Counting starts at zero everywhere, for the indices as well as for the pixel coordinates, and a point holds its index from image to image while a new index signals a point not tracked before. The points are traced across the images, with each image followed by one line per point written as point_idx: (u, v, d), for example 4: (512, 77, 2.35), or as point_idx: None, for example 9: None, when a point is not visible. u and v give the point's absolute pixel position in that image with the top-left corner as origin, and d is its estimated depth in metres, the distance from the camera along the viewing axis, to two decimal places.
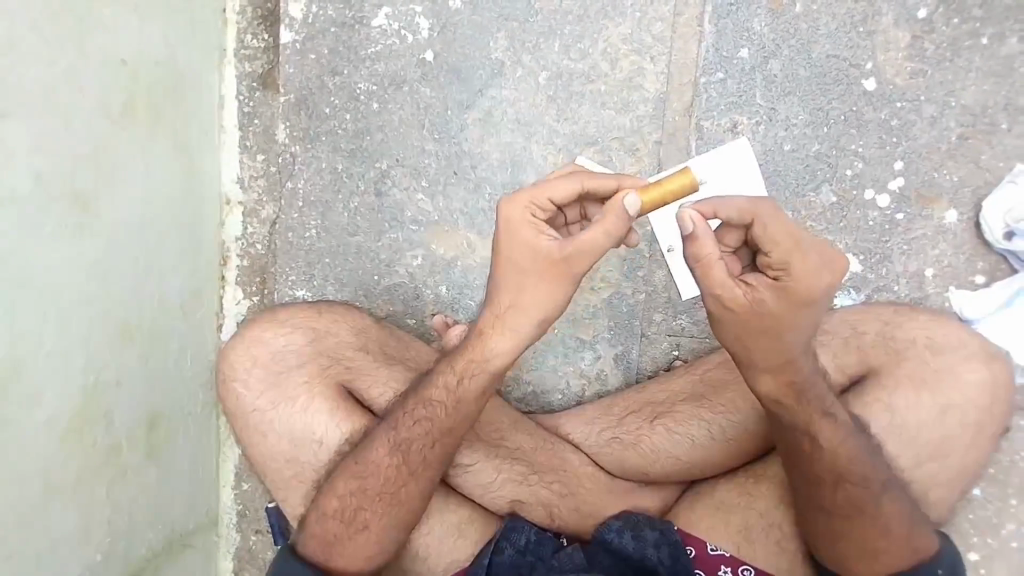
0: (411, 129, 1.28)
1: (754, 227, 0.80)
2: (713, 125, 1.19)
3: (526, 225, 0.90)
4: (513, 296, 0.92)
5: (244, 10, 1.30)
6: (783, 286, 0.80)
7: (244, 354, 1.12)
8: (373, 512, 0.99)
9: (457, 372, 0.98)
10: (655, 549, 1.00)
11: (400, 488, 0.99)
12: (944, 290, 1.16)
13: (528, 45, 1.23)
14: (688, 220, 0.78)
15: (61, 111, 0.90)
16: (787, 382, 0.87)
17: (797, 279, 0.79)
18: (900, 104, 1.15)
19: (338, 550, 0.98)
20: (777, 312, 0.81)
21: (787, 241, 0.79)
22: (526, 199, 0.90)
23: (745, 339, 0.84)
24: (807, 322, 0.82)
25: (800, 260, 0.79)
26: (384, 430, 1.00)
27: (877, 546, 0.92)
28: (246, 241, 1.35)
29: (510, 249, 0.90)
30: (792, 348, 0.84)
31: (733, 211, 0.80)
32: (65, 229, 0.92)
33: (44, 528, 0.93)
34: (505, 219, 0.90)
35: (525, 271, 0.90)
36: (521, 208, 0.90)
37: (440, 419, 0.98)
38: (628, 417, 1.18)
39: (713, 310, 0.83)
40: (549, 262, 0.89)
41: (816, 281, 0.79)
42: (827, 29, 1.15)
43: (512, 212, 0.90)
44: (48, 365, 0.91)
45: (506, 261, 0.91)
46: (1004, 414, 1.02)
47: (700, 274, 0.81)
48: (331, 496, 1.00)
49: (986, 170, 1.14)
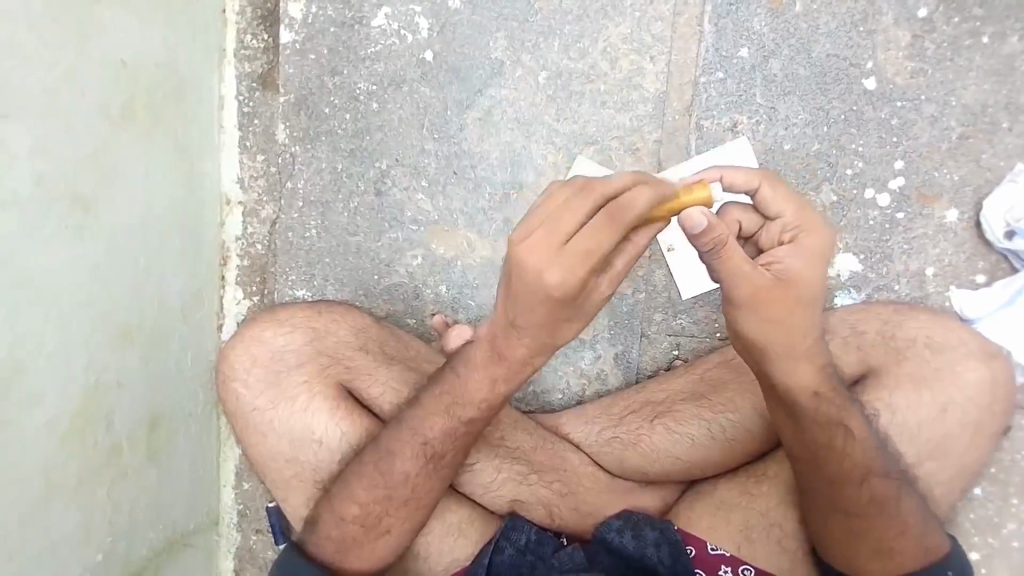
0: (410, 129, 1.28)
1: (762, 190, 0.85)
2: (713, 124, 1.19)
3: (573, 292, 0.81)
4: (549, 338, 0.88)
5: (244, 10, 1.30)
6: (800, 245, 0.84)
7: (244, 354, 1.12)
8: (397, 517, 1.00)
9: (495, 390, 0.95)
10: (655, 548, 1.00)
11: (427, 493, 1.00)
12: (945, 289, 1.16)
13: (528, 44, 1.23)
14: (699, 215, 0.76)
15: (61, 113, 0.90)
16: (798, 372, 0.87)
17: (812, 235, 0.84)
18: (900, 103, 1.14)
19: (356, 552, 0.99)
20: (802, 273, 0.82)
21: (794, 200, 0.86)
22: (571, 263, 0.78)
23: (773, 317, 0.83)
24: (824, 281, 0.85)
25: (807, 217, 0.85)
26: (409, 440, 0.99)
27: (893, 545, 0.91)
28: (246, 242, 1.36)
29: (549, 310, 0.84)
30: (815, 318, 0.85)
31: (740, 175, 0.86)
32: (66, 229, 0.92)
33: (44, 529, 0.93)
34: (548, 287, 0.80)
35: (564, 322, 0.86)
36: (569, 277, 0.79)
37: (479, 427, 0.99)
38: (628, 416, 1.18)
39: (740, 295, 0.82)
40: (592, 307, 0.85)
41: (823, 234, 0.84)
42: (827, 28, 1.15)
43: (553, 281, 0.79)
44: (48, 367, 0.91)
45: (546, 319, 0.85)
46: (1004, 413, 1.02)
47: (722, 256, 0.80)
48: (351, 502, 1.00)
49: (986, 170, 1.14)
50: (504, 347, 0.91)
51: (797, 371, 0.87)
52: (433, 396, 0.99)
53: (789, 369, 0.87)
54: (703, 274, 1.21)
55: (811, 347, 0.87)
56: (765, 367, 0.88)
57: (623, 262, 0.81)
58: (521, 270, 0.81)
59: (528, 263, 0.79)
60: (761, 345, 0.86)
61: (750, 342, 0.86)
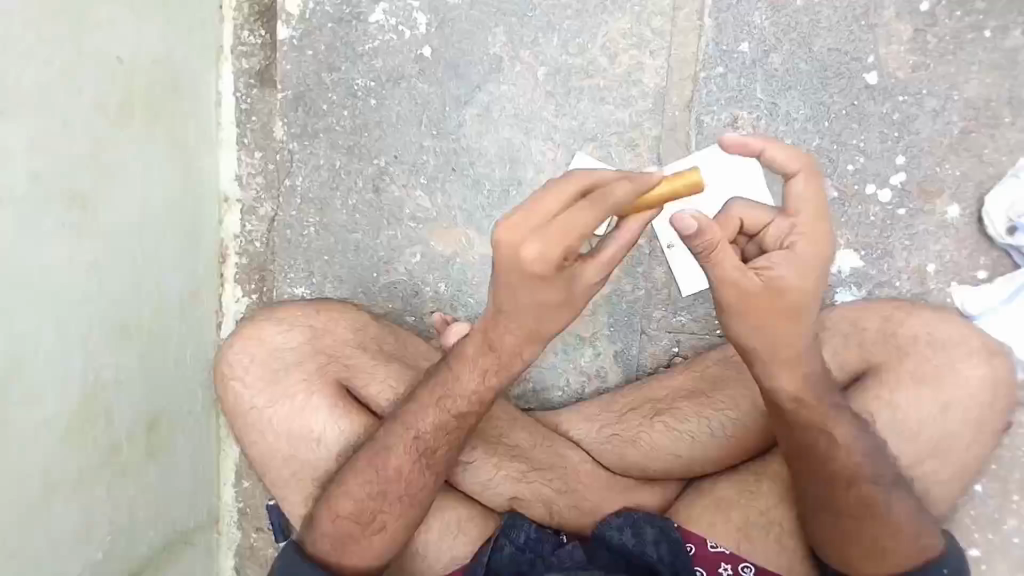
0: (409, 125, 1.27)
1: (793, 180, 0.81)
2: (713, 120, 1.18)
3: (552, 270, 0.81)
4: (536, 324, 0.90)
5: (241, 5, 1.29)
6: (800, 255, 0.80)
7: (243, 352, 1.12)
8: (392, 513, 0.99)
9: (489, 386, 0.97)
10: (654, 546, 1.00)
11: (418, 490, 1.00)
12: (946, 285, 1.16)
13: (527, 39, 1.22)
14: (688, 220, 0.75)
15: (58, 111, 0.90)
16: (800, 381, 0.88)
17: (812, 249, 0.81)
18: (902, 98, 1.14)
19: (352, 549, 0.99)
20: (794, 284, 0.80)
21: (815, 200, 0.81)
22: (554, 239, 0.77)
23: (757, 323, 0.83)
24: (819, 293, 0.82)
25: (815, 227, 0.81)
26: (402, 434, 0.99)
27: (887, 546, 0.91)
28: (245, 239, 1.35)
29: (532, 291, 0.84)
30: (804, 328, 0.84)
31: (782, 154, 0.79)
32: (63, 228, 0.92)
33: (44, 529, 0.93)
34: (528, 264, 0.79)
35: (550, 304, 0.86)
36: (550, 255, 0.78)
37: (472, 423, 1.00)
38: (628, 413, 1.18)
39: (728, 302, 0.82)
40: (577, 291, 0.86)
41: (826, 250, 0.81)
42: (828, 22, 1.14)
43: (531, 258, 0.79)
44: (46, 366, 0.90)
45: (531, 301, 0.86)
46: (1005, 410, 1.02)
47: (713, 258, 0.79)
48: (347, 500, 0.99)
49: (988, 165, 1.13)
50: (496, 340, 0.93)
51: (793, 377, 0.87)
52: (427, 390, 1.00)
53: (772, 374, 0.87)
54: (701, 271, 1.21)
55: (798, 356, 0.86)
56: (753, 370, 0.89)
57: (614, 248, 0.83)
58: (500, 250, 0.80)
59: (507, 242, 0.79)
60: (746, 347, 0.86)
61: (740, 348, 0.87)
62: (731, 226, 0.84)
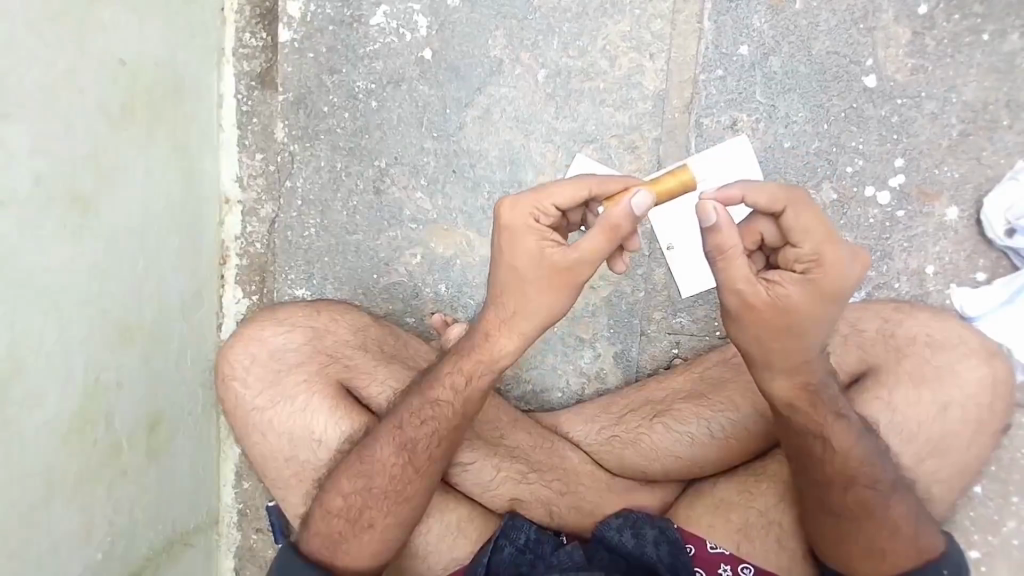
0: (409, 127, 1.27)
1: (785, 215, 0.79)
2: (713, 122, 1.19)
3: (524, 232, 0.87)
4: (513, 303, 0.91)
5: (243, 8, 1.30)
6: (811, 279, 0.79)
7: (243, 353, 1.12)
8: (379, 510, 0.99)
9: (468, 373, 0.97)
10: (654, 547, 1.00)
11: (405, 486, 0.99)
12: (945, 288, 1.16)
13: (527, 42, 1.22)
14: (711, 211, 0.75)
15: (61, 111, 0.90)
16: (799, 385, 0.88)
17: (827, 271, 0.79)
18: (900, 100, 1.14)
19: (344, 547, 0.98)
20: (802, 305, 0.80)
21: (817, 230, 0.79)
22: (528, 195, 0.87)
23: (760, 334, 0.83)
24: (829, 317, 0.81)
25: (828, 251, 0.79)
26: (390, 428, 1.00)
27: (884, 547, 0.91)
28: (246, 240, 1.35)
29: (508, 259, 0.88)
30: (807, 345, 0.83)
31: (763, 197, 0.78)
32: (65, 229, 0.92)
33: (45, 528, 0.93)
34: (504, 221, 0.88)
35: (526, 279, 0.89)
36: (522, 210, 0.87)
37: (451, 419, 0.99)
38: (628, 415, 1.18)
39: (733, 307, 0.82)
40: (554, 270, 0.87)
41: (844, 275, 0.79)
42: (827, 25, 1.15)
43: (507, 210, 0.87)
44: (48, 367, 0.91)
45: (510, 274, 0.89)
46: (1005, 411, 1.02)
47: (721, 266, 0.79)
48: (337, 494, 1.00)
49: (987, 167, 1.13)
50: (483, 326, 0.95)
51: (782, 381, 0.87)
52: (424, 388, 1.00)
53: (767, 381, 0.88)
54: (702, 272, 1.20)
55: (799, 366, 0.86)
56: (755, 375, 0.89)
57: (592, 237, 0.84)
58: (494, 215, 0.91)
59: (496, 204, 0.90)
60: (743, 351, 0.87)
61: (742, 353, 0.87)
62: (754, 237, 0.83)
